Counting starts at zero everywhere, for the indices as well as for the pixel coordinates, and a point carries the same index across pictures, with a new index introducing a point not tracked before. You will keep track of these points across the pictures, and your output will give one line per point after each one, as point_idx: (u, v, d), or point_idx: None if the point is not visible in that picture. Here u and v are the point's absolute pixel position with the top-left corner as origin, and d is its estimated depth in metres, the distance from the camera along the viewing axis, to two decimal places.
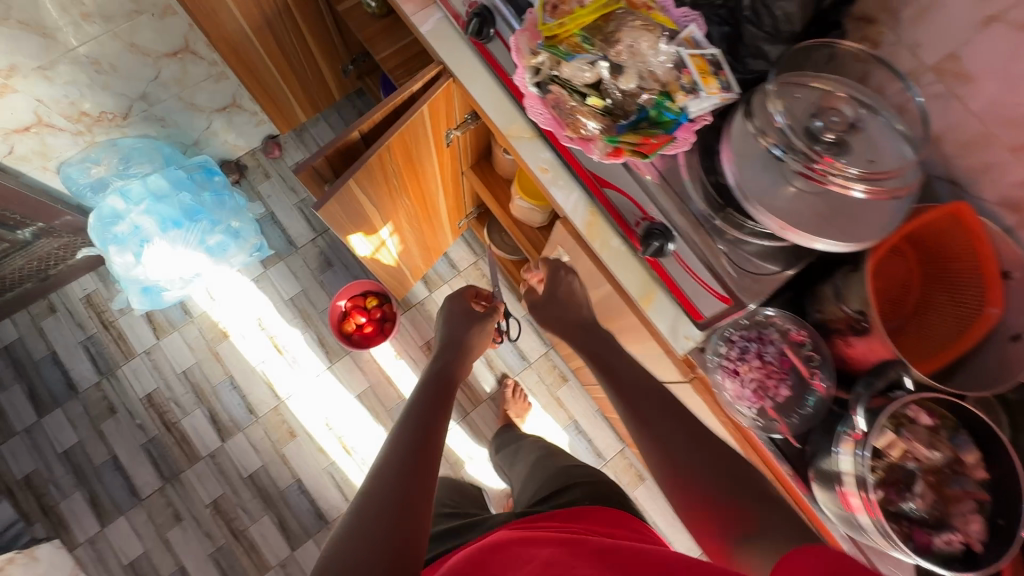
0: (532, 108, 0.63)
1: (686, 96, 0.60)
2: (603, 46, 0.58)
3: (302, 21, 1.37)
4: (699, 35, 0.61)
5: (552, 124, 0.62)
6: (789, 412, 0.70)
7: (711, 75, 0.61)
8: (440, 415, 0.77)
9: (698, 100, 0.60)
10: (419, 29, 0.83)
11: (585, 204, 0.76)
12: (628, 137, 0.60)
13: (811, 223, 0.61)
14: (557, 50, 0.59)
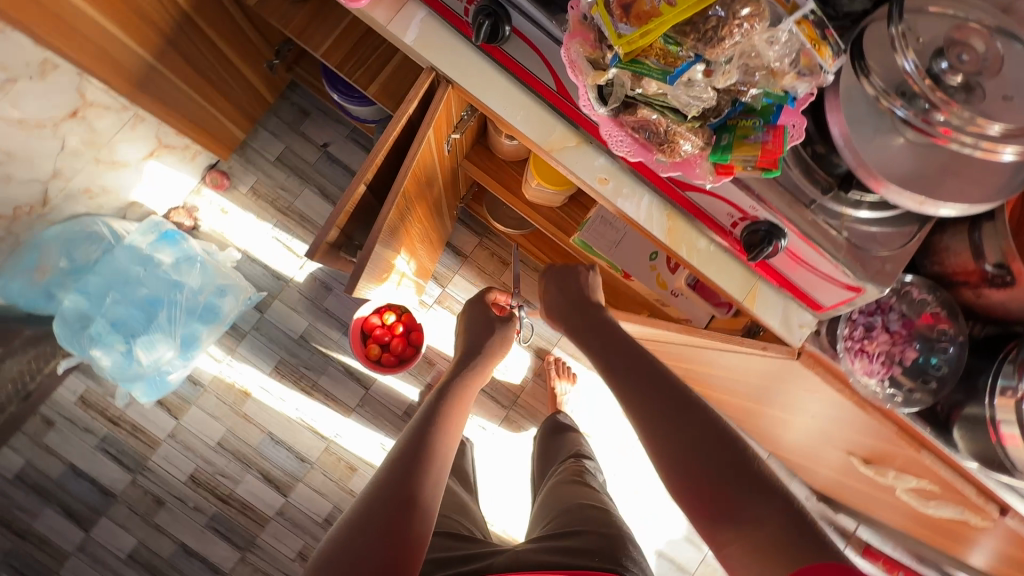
0: (610, 136, 0.52)
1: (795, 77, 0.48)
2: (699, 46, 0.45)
3: (209, 27, 1.11)
4: None
5: (640, 151, 0.52)
6: (923, 377, 0.66)
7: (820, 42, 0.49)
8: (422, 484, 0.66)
9: (813, 79, 0.48)
10: (402, 39, 0.65)
11: (660, 210, 0.66)
12: (740, 149, 0.49)
13: (943, 186, 0.54)
14: (642, 68, 0.46)
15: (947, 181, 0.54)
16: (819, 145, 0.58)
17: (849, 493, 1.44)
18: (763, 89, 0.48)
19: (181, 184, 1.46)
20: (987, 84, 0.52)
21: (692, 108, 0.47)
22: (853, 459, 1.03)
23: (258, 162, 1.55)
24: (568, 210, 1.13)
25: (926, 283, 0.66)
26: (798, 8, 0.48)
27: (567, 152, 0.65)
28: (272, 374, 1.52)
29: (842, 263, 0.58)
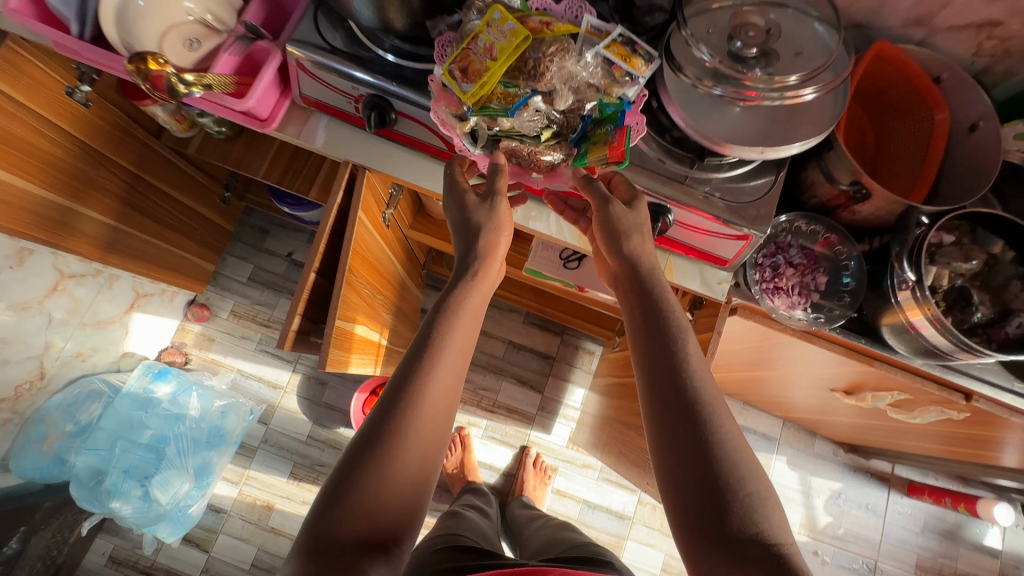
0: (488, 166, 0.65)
1: (620, 86, 0.60)
2: (528, 82, 0.58)
3: (160, 180, 1.25)
4: (597, 22, 0.61)
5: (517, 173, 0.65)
6: (838, 294, 0.74)
7: (633, 54, 0.60)
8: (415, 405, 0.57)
9: (634, 85, 0.60)
10: (313, 144, 0.76)
11: (567, 221, 0.77)
12: (592, 151, 0.61)
13: (777, 134, 0.64)
14: (488, 109, 0.58)
15: (777, 127, 0.64)
16: (675, 131, 0.68)
17: (866, 434, 1.46)
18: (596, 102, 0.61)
19: (164, 326, 1.55)
20: (778, 48, 0.63)
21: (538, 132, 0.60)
22: (836, 394, 1.08)
23: (232, 286, 1.65)
24: (514, 247, 1.23)
25: (807, 215, 0.75)
26: (608, 34, 0.60)
27: None
28: (290, 481, 1.55)
29: (722, 220, 0.66)
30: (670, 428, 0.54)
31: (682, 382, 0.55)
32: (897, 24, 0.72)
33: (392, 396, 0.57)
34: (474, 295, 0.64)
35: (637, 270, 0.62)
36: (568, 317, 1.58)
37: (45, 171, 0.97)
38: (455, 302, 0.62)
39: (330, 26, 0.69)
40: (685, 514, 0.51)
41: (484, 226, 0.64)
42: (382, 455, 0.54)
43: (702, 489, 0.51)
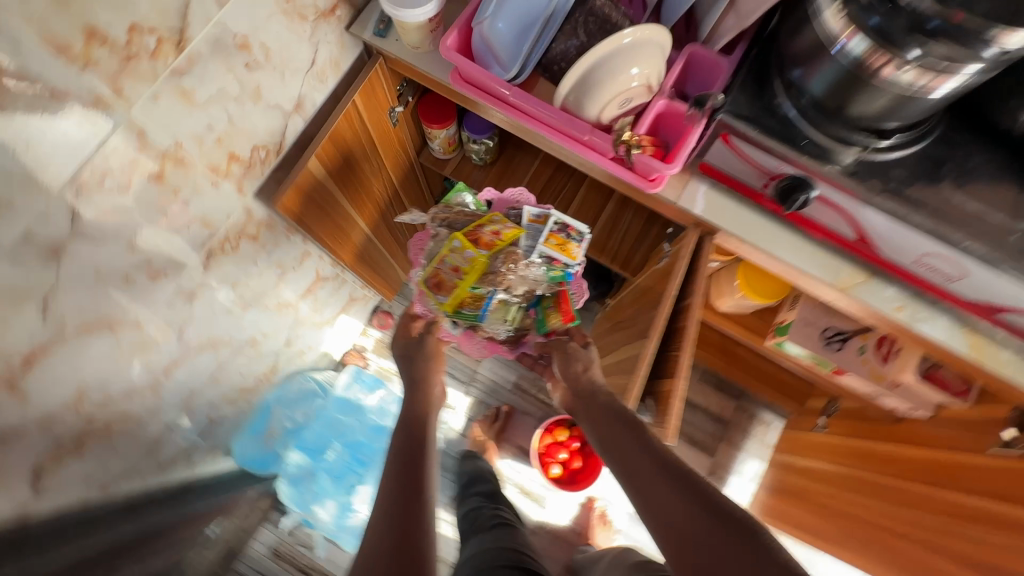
0: (472, 343, 1.13)
1: (564, 265, 0.99)
2: (490, 285, 0.97)
3: (407, 195, 1.27)
4: (536, 212, 0.98)
5: (491, 344, 1.13)
6: None
7: (567, 241, 0.97)
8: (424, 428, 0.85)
9: (573, 266, 0.98)
10: (690, 209, 0.75)
11: (958, 328, 0.70)
12: (550, 317, 1.05)
13: None
14: (467, 312, 1.01)
15: None
16: None
17: None
18: (541, 284, 1.01)
19: (354, 328, 1.56)
20: None
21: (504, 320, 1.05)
22: None
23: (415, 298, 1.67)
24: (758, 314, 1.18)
25: None
26: (544, 219, 0.98)
27: (861, 288, 0.71)
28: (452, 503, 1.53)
29: None
30: (628, 463, 0.74)
31: (629, 429, 0.79)
32: None
33: (423, 422, 0.87)
34: (425, 392, 0.97)
35: (587, 382, 0.94)
36: (751, 382, 1.53)
37: (354, 187, 1.02)
38: (415, 405, 0.92)
39: (756, 94, 0.67)
40: (659, 504, 0.67)
41: (420, 355, 1.03)
42: (423, 483, 0.72)
43: (665, 482, 0.69)
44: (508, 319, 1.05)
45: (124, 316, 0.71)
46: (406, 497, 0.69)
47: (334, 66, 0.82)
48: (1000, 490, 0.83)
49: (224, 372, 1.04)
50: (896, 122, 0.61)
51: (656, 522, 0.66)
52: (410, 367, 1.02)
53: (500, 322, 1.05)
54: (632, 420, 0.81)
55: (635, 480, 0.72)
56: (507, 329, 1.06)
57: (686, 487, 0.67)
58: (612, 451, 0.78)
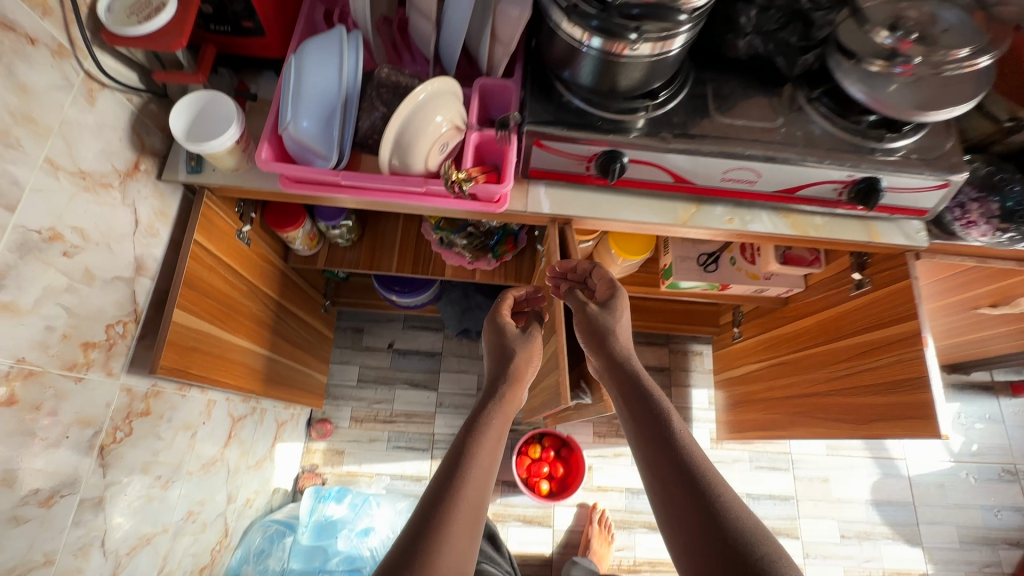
0: (448, 255, 1.21)
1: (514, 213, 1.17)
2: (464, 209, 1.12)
3: (290, 300, 1.26)
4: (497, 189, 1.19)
5: (460, 259, 1.21)
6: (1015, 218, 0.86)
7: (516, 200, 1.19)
8: (482, 440, 0.69)
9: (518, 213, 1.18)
10: (541, 209, 0.83)
11: (778, 217, 0.86)
12: (501, 250, 1.21)
13: (937, 102, 0.74)
14: (446, 230, 1.14)
15: (949, 93, 0.76)
16: (852, 119, 0.79)
17: (971, 348, 1.58)
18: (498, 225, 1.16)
19: (295, 451, 1.51)
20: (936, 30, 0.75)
21: (468, 244, 1.17)
22: (978, 311, 1.19)
23: (344, 392, 1.62)
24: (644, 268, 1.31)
25: (974, 154, 0.86)
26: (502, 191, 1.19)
27: (698, 216, 0.84)
28: None
29: (932, 175, 0.77)
30: (651, 451, 0.65)
31: (652, 412, 0.68)
32: None
33: (465, 442, 0.68)
34: (511, 390, 0.79)
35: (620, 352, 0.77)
36: (675, 325, 1.64)
37: (228, 316, 0.97)
38: (483, 410, 0.74)
39: (546, 100, 0.77)
40: (675, 510, 0.59)
41: (517, 354, 0.84)
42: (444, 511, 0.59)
43: (684, 484, 0.60)
44: (473, 243, 1.16)
45: (29, 559, 0.64)
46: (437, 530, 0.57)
47: (161, 216, 0.81)
48: (870, 323, 1.00)
49: (172, 562, 0.94)
50: (642, 92, 0.76)
51: (670, 529, 0.59)
52: (502, 364, 0.83)
53: (461, 245, 1.18)
54: (650, 388, 0.71)
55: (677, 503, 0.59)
56: (468, 249, 1.18)
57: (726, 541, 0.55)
58: (655, 449, 0.64)
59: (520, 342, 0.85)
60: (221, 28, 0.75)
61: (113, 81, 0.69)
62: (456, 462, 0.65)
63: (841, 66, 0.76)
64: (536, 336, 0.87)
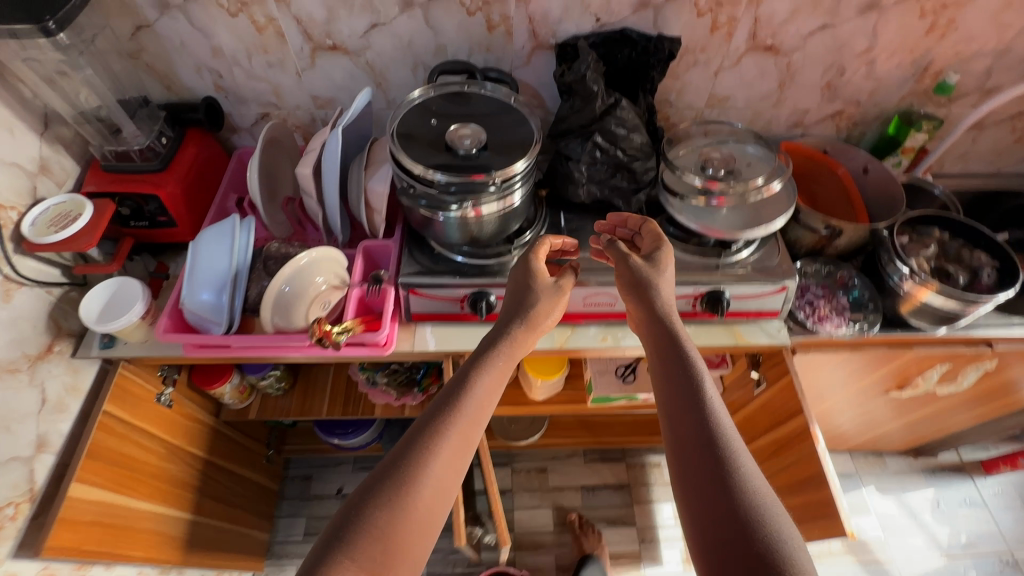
0: (375, 392, 1.26)
1: None
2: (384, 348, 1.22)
3: (221, 456, 1.26)
4: None
5: (387, 395, 1.25)
6: (861, 308, 0.94)
7: None
8: (478, 392, 0.69)
9: None
10: (427, 348, 0.90)
11: None
12: (427, 381, 1.24)
13: (759, 219, 0.87)
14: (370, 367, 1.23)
15: (766, 210, 0.89)
16: (693, 239, 0.91)
17: (923, 430, 1.56)
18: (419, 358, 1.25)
19: None
20: (738, 165, 0.92)
21: (392, 379, 1.24)
22: (892, 394, 1.21)
23: (289, 549, 1.53)
24: (570, 385, 1.34)
25: (809, 257, 0.97)
26: None
27: (572, 338, 0.91)
28: None
29: (768, 283, 0.86)
30: (675, 414, 0.62)
31: (688, 382, 0.63)
32: (784, 127, 1.04)
33: (458, 390, 0.68)
34: (522, 334, 0.75)
35: (656, 316, 0.70)
36: (630, 438, 1.64)
37: (139, 482, 0.97)
38: (491, 352, 0.72)
39: (421, 253, 0.89)
40: (686, 493, 0.58)
41: (538, 295, 0.77)
42: (427, 454, 0.63)
43: (706, 469, 0.57)
44: (396, 377, 1.23)
45: None
46: (424, 473, 0.62)
47: (72, 391, 0.87)
48: (772, 419, 1.03)
49: None
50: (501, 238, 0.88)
51: (677, 493, 0.59)
52: (518, 311, 0.76)
53: (386, 383, 1.25)
54: (689, 356, 0.65)
55: (692, 474, 0.58)
56: (393, 384, 1.24)
57: (732, 524, 0.53)
58: (680, 417, 0.62)
59: (547, 290, 0.77)
60: (140, 223, 0.89)
61: (30, 278, 0.80)
62: (452, 403, 0.67)
63: (671, 202, 0.89)
64: (565, 284, 0.79)
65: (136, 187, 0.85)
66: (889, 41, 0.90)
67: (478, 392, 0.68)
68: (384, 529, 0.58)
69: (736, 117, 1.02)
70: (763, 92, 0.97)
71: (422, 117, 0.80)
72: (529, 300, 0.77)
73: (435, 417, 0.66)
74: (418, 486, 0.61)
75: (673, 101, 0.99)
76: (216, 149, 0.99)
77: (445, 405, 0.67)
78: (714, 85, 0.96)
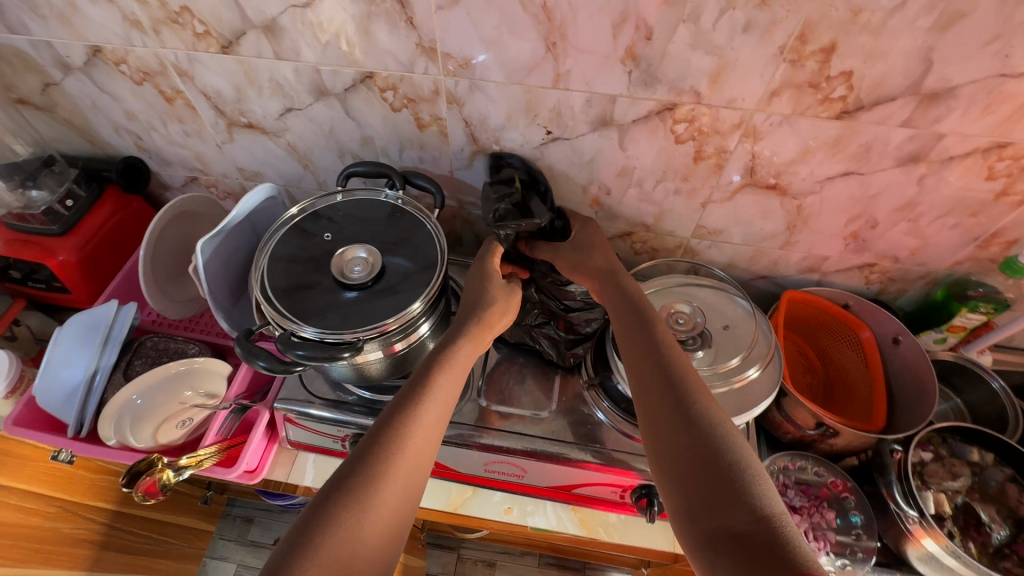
0: None
1: None
2: None
3: (138, 506, 1.20)
4: None
5: None
6: (852, 534, 0.71)
7: None
8: (432, 376, 0.56)
9: None
10: (302, 482, 0.77)
11: (565, 508, 0.75)
12: None
13: (729, 406, 0.66)
14: None
15: (746, 392, 0.67)
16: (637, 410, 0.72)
17: None
18: None
19: None
20: (710, 327, 0.72)
21: None
22: None
23: None
24: None
25: (792, 452, 0.77)
26: None
27: (470, 503, 0.75)
28: None
29: None
30: (661, 406, 0.51)
31: (670, 373, 0.53)
32: (794, 271, 0.83)
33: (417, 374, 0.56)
34: (479, 332, 0.62)
35: (631, 306, 0.61)
36: (591, 554, 1.39)
37: (14, 547, 0.91)
38: (450, 350, 0.59)
39: (311, 373, 0.76)
40: (679, 502, 0.46)
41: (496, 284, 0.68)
42: (377, 439, 0.50)
43: (714, 483, 0.45)
44: None
45: None
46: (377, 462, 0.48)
47: None
48: None
49: None
50: (402, 375, 0.72)
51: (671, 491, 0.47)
52: (481, 288, 0.67)
53: None
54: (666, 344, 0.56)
55: (681, 472, 0.47)
56: None
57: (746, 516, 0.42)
58: (665, 407, 0.51)
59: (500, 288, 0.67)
60: (37, 284, 0.83)
61: None
62: (414, 389, 0.54)
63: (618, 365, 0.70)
64: (520, 286, 0.69)
65: (27, 250, 0.79)
66: (941, 199, 0.67)
67: (439, 376, 0.56)
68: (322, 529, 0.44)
69: (732, 252, 0.82)
70: (765, 231, 0.77)
71: (314, 233, 0.68)
72: (489, 286, 0.67)
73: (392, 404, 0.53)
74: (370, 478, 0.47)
75: (651, 224, 0.81)
76: (142, 206, 0.92)
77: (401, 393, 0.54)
78: (702, 216, 0.77)
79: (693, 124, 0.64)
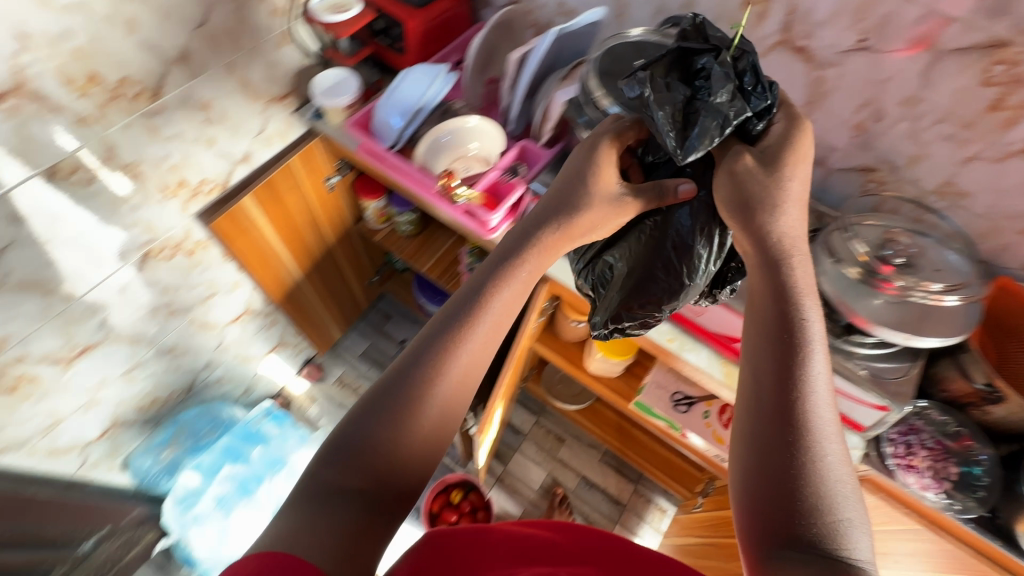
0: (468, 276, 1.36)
1: None
2: None
3: (343, 255, 1.51)
4: None
5: None
6: (972, 488, 0.78)
7: None
8: (495, 295, 0.61)
9: None
10: None
11: (715, 360, 0.88)
12: None
13: (916, 324, 0.75)
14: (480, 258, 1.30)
15: (934, 321, 0.75)
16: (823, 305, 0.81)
17: None
18: None
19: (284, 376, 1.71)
20: (921, 261, 0.79)
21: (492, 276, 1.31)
22: None
23: (345, 356, 1.81)
24: (622, 380, 1.32)
25: (941, 405, 0.84)
26: None
27: None
28: None
29: (868, 390, 0.76)
30: (766, 430, 0.52)
31: (771, 400, 0.53)
32: (1017, 264, 0.86)
33: (480, 287, 0.61)
34: (554, 242, 0.66)
35: (767, 306, 0.58)
36: (647, 467, 1.56)
37: (286, 227, 1.23)
38: (517, 265, 0.63)
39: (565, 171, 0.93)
40: (756, 521, 0.50)
41: (590, 198, 0.65)
42: (432, 348, 0.57)
43: (782, 512, 0.48)
44: None
45: (59, 285, 0.91)
46: (429, 373, 0.55)
47: (281, 135, 1.12)
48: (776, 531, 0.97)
49: (138, 373, 1.19)
50: None
51: (752, 511, 0.50)
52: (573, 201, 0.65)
53: None
54: (780, 366, 0.54)
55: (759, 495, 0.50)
56: None
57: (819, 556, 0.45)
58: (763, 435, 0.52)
59: (601, 201, 0.65)
60: (384, 40, 1.08)
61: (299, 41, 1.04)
62: (473, 303, 0.60)
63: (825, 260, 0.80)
64: (630, 205, 0.66)
65: (396, 8, 1.03)
66: None
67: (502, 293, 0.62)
68: (371, 425, 0.52)
69: (965, 221, 0.86)
70: (1013, 208, 0.80)
71: (630, 57, 0.83)
72: (583, 199, 0.65)
73: (445, 317, 0.59)
74: (420, 381, 0.55)
75: (901, 165, 0.86)
76: (467, 12, 1.13)
77: (462, 307, 0.60)
78: (957, 173, 0.82)
79: (1012, 69, 0.69)
